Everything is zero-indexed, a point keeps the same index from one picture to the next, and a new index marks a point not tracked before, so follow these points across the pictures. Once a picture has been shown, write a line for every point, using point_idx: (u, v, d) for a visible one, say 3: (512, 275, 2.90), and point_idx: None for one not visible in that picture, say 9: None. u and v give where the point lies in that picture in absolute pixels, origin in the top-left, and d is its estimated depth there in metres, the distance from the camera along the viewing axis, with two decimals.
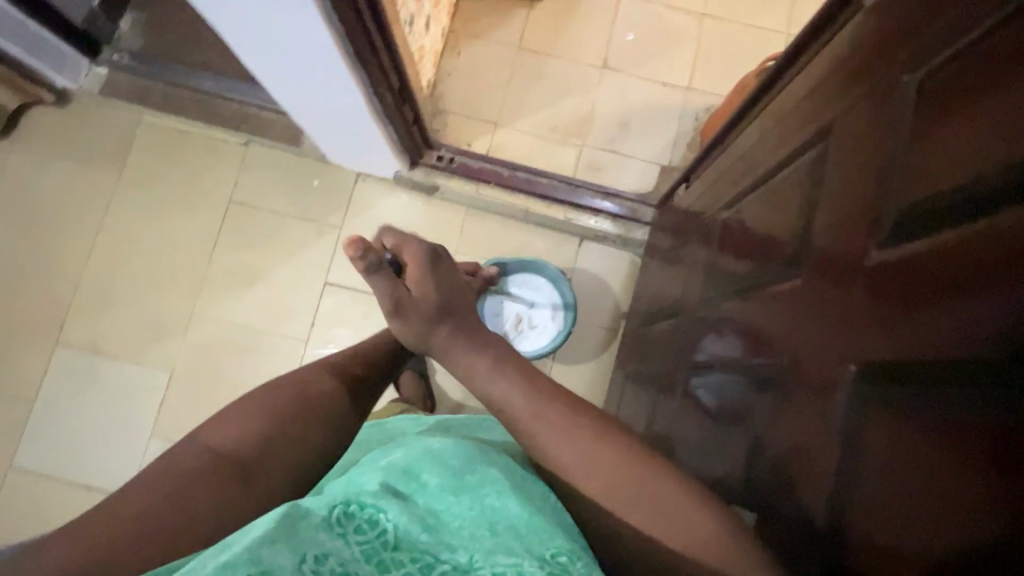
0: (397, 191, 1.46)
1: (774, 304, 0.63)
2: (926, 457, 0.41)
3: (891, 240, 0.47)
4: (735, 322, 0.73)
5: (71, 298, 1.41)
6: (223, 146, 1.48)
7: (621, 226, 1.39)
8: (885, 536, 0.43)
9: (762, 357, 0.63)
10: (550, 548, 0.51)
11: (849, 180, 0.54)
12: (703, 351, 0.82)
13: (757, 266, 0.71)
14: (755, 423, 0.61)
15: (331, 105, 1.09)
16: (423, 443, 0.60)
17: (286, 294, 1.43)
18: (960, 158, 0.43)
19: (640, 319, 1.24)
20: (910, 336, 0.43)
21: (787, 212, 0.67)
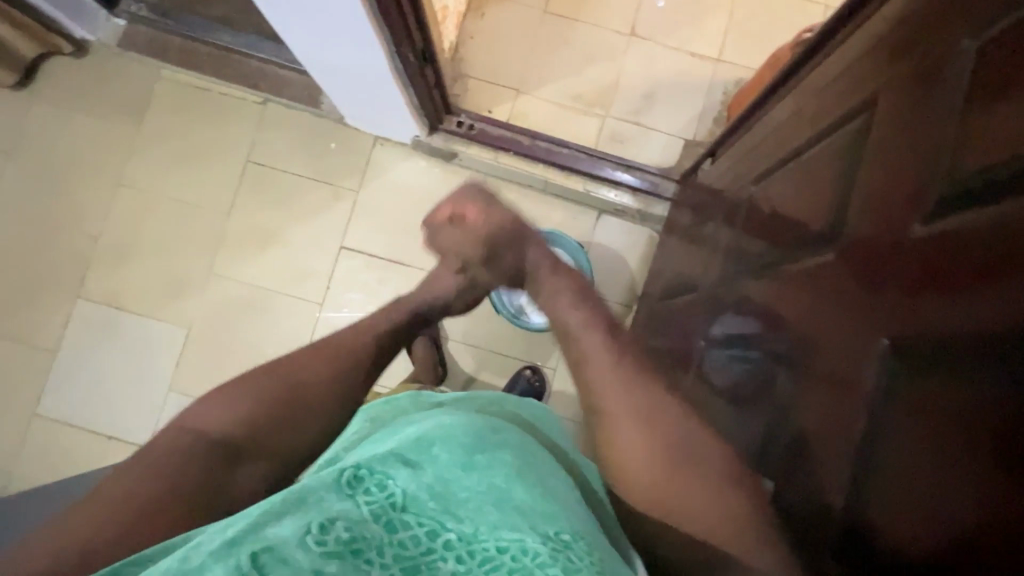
0: (415, 157, 1.45)
1: (801, 281, 0.62)
2: (957, 436, 0.39)
3: (936, 213, 0.45)
4: (757, 300, 0.72)
5: (92, 252, 1.43)
6: (241, 105, 1.47)
7: (641, 200, 1.37)
8: (909, 516, 0.42)
9: (784, 333, 0.63)
10: (556, 526, 0.45)
11: (895, 152, 0.52)
12: (720, 330, 0.81)
13: (783, 244, 0.70)
14: (777, 398, 0.61)
15: (351, 63, 1.07)
16: (437, 419, 0.58)
17: (302, 257, 1.43)
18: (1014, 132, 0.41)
19: (656, 295, 1.23)
20: (951, 311, 0.41)
21: (821, 189, 0.64)
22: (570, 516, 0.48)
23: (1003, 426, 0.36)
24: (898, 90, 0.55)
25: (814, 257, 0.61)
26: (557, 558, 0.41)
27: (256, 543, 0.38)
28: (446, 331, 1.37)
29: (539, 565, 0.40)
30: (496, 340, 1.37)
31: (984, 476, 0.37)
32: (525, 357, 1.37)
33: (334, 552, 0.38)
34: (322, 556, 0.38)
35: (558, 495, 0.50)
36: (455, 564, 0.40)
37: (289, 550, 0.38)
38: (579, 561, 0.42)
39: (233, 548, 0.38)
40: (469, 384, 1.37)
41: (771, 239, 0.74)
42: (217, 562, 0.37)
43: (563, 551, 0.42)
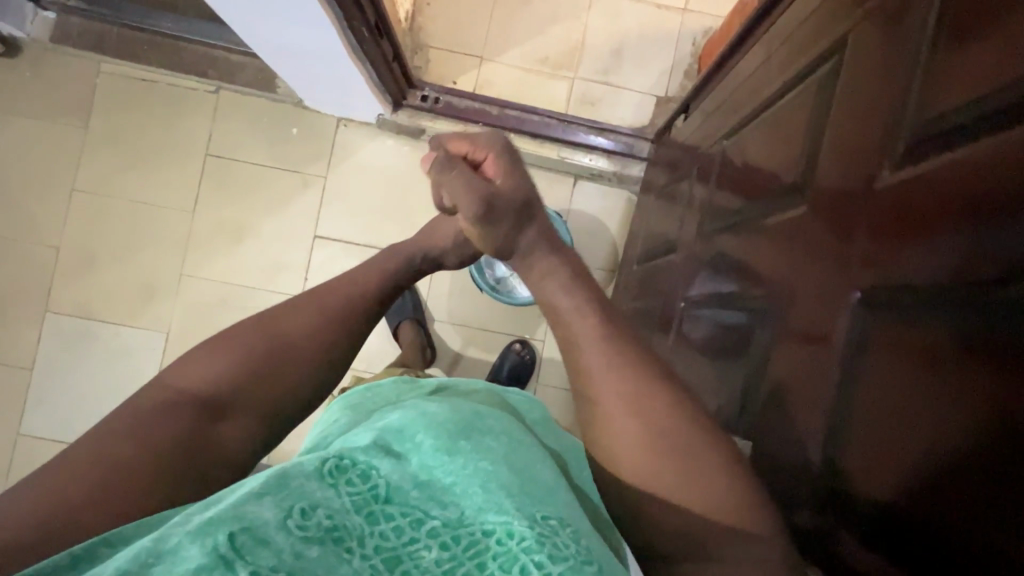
0: (381, 136, 1.40)
1: (774, 235, 0.61)
2: (925, 385, 0.39)
3: (903, 163, 0.44)
4: (733, 256, 0.71)
5: (54, 263, 1.38)
6: (192, 95, 1.40)
7: (617, 163, 1.34)
8: (880, 468, 0.42)
9: (756, 290, 0.63)
10: (543, 510, 0.43)
11: (864, 100, 0.51)
12: (697, 289, 0.81)
13: (756, 198, 0.69)
14: (754, 355, 0.61)
15: (303, 44, 1.01)
16: (421, 406, 0.56)
17: (275, 250, 1.39)
18: (986, 69, 0.39)
19: (636, 258, 1.23)
20: (922, 259, 0.41)
21: (793, 139, 0.63)
22: (559, 499, 0.46)
23: (976, 363, 0.36)
24: (865, 30, 0.53)
25: (786, 212, 0.60)
26: (543, 544, 0.40)
27: (234, 522, 0.37)
28: (431, 312, 1.36)
29: (524, 551, 0.39)
30: (482, 317, 1.36)
31: (950, 421, 0.37)
32: (512, 331, 1.36)
33: (315, 538, 0.38)
34: (303, 539, 0.38)
35: (545, 475, 0.49)
36: (439, 552, 0.40)
37: (269, 531, 0.37)
38: (564, 547, 0.40)
39: (211, 527, 0.36)
40: (458, 362, 1.36)
41: (745, 193, 0.73)
42: (193, 542, 0.36)
43: (551, 536, 0.41)
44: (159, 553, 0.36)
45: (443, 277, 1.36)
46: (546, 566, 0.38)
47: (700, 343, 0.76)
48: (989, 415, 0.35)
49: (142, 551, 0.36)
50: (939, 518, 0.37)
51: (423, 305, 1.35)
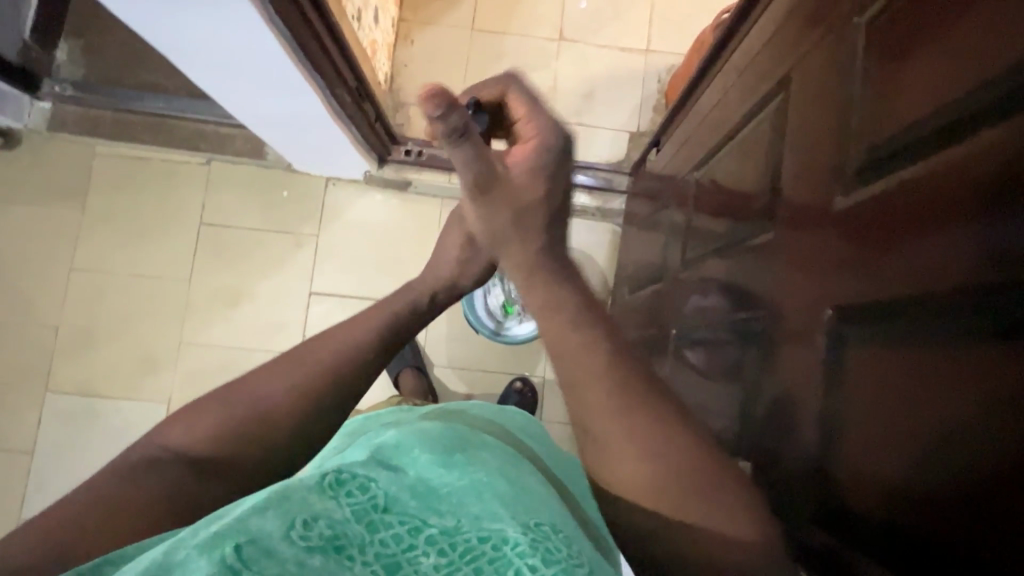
0: (369, 192, 1.44)
1: (751, 257, 0.64)
2: (918, 392, 0.39)
3: (852, 189, 0.48)
4: (717, 280, 0.74)
5: (54, 342, 1.39)
6: (184, 168, 1.45)
7: (598, 198, 1.39)
8: (879, 477, 0.42)
9: (742, 312, 0.65)
10: (535, 517, 0.46)
11: (810, 124, 0.56)
12: (689, 314, 0.83)
13: (731, 224, 0.72)
14: (745, 376, 0.62)
15: (287, 111, 1.06)
16: (416, 425, 0.59)
17: (272, 310, 1.41)
18: (912, 82, 0.43)
19: (626, 287, 1.25)
20: (902, 266, 0.41)
21: (758, 166, 0.66)
22: (551, 510, 0.49)
23: (952, 348, 0.37)
24: (811, 65, 0.57)
25: (759, 235, 0.63)
26: (537, 548, 0.42)
27: (240, 535, 0.37)
28: (431, 358, 1.37)
29: (519, 555, 0.41)
30: (480, 358, 1.38)
31: (949, 430, 0.37)
32: (512, 370, 1.37)
33: (317, 547, 0.38)
34: (306, 550, 0.38)
35: (536, 487, 0.52)
36: (437, 558, 0.41)
37: (273, 544, 0.38)
38: (558, 550, 0.42)
39: (220, 540, 0.37)
40: None
41: (722, 218, 0.76)
42: (200, 555, 0.36)
43: (543, 541, 0.43)
44: (168, 567, 0.36)
45: (440, 322, 1.38)
46: (540, 567, 0.39)
47: (698, 366, 0.78)
48: (971, 396, 0.35)
49: (151, 565, 0.36)
50: (944, 529, 0.36)
51: (422, 351, 1.36)
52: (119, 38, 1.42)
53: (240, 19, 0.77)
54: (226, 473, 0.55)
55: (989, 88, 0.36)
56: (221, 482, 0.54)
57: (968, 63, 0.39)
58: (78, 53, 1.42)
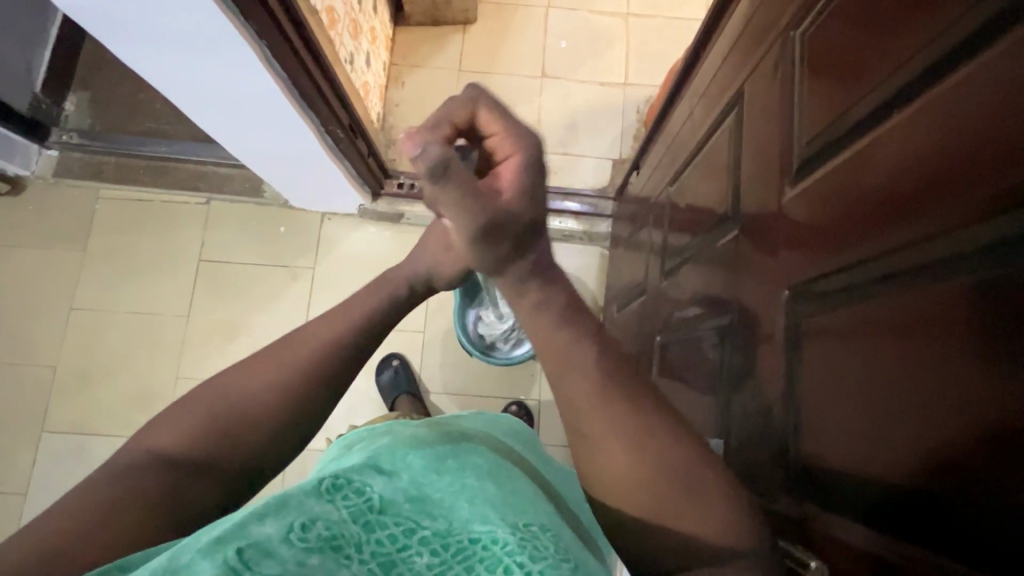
0: (364, 225, 1.49)
1: (720, 259, 0.68)
2: (910, 359, 0.38)
3: (808, 171, 0.51)
4: (692, 287, 0.77)
5: (52, 381, 1.40)
6: (185, 208, 1.50)
7: (585, 223, 1.44)
8: (879, 451, 0.41)
9: (716, 311, 0.68)
10: (524, 518, 0.48)
11: (766, 131, 0.60)
12: (671, 324, 0.85)
13: (702, 231, 0.76)
14: (723, 373, 0.65)
15: (283, 148, 1.11)
16: (411, 434, 0.60)
17: (267, 343, 1.43)
18: (851, 82, 0.47)
19: (615, 305, 1.28)
20: (884, 234, 0.41)
21: (721, 177, 0.71)
22: (538, 509, 0.50)
23: (944, 313, 0.36)
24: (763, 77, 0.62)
25: (726, 240, 0.67)
26: (525, 547, 0.43)
27: (240, 539, 0.38)
28: (425, 384, 1.38)
29: (508, 553, 0.42)
30: (476, 383, 1.39)
31: (945, 394, 0.36)
32: (506, 394, 1.38)
33: (315, 547, 0.39)
34: (305, 550, 0.39)
35: (526, 489, 0.54)
36: (430, 557, 0.42)
37: (273, 545, 0.38)
38: (546, 547, 0.44)
39: (219, 545, 0.38)
40: None
41: (693, 229, 0.80)
42: (203, 560, 0.37)
43: (531, 540, 0.44)
44: (173, 569, 0.37)
45: (434, 348, 1.40)
46: (528, 565, 0.41)
47: (682, 373, 0.79)
48: (967, 362, 0.34)
49: (156, 570, 0.37)
50: (949, 499, 0.35)
51: (416, 377, 1.38)
52: (125, 89, 1.51)
53: (240, 63, 0.83)
54: (218, 484, 0.56)
55: (931, 68, 0.39)
56: (214, 487, 0.55)
57: (905, 53, 0.41)
58: (86, 104, 1.49)
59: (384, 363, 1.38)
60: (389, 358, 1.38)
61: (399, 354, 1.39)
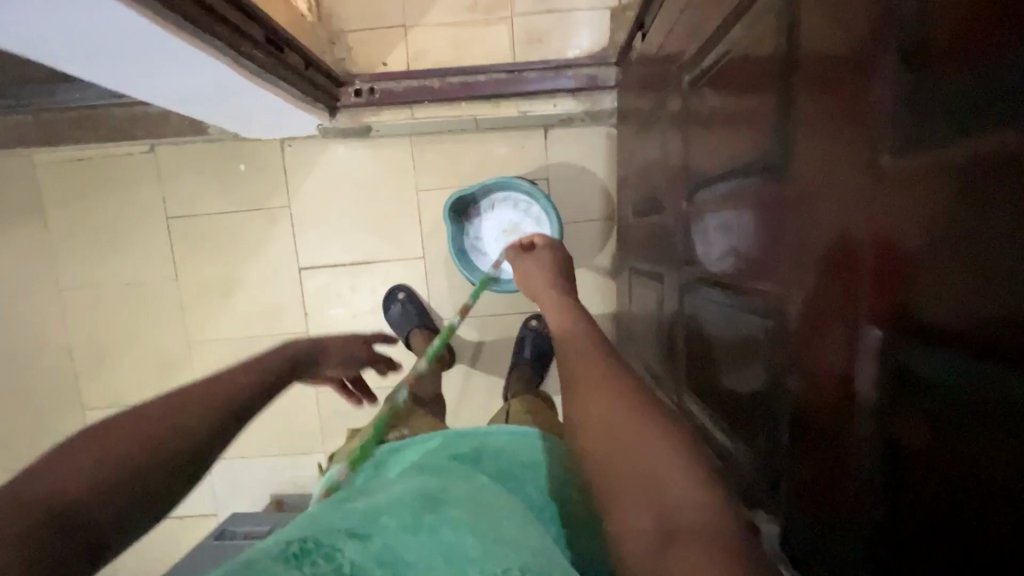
0: (331, 145, 1.29)
1: (764, 214, 0.51)
2: (1004, 468, 0.28)
3: (900, 145, 0.34)
4: (721, 220, 0.62)
5: (74, 364, 1.40)
6: (132, 161, 1.33)
7: (584, 100, 1.18)
8: (943, 552, 0.32)
9: (760, 280, 0.53)
10: (503, 566, 0.43)
11: (824, 51, 0.39)
12: (699, 253, 0.72)
13: (732, 144, 0.58)
14: (767, 363, 0.53)
15: (198, 86, 0.89)
16: (386, 489, 0.55)
17: (266, 294, 1.34)
18: (975, 32, 0.28)
19: (631, 200, 1.11)
20: (998, 293, 0.27)
21: (757, 94, 0.50)
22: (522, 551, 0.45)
23: None
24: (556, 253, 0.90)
25: (772, 194, 0.49)
26: None
27: None
28: (437, 312, 1.32)
29: None
30: (491, 303, 1.31)
31: None
32: (523, 309, 1.30)
33: None
34: None
35: (512, 533, 0.48)
36: None
37: None
38: None
39: None
40: (482, 353, 1.33)
41: (724, 131, 0.61)
42: None
43: None
44: None
45: (439, 273, 1.32)
46: None
47: (716, 319, 0.67)
48: None
49: None
50: None
51: (427, 307, 1.31)
52: None
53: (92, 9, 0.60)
54: None
55: None
56: None
57: None
58: None
59: (390, 298, 1.30)
60: (395, 291, 1.30)
61: (405, 286, 1.30)
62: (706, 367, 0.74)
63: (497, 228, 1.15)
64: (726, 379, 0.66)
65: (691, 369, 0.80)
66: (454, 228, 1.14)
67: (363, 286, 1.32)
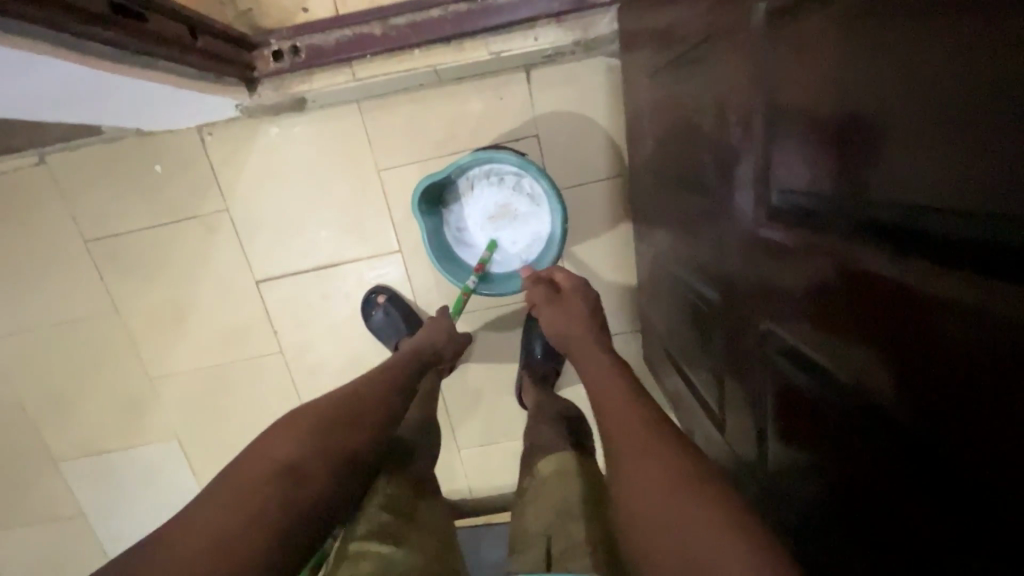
0: (262, 125, 1.04)
1: (889, 281, 0.36)
2: None
3: None
4: (807, 233, 0.45)
5: (23, 420, 1.21)
6: (21, 178, 1.08)
7: (574, 27, 0.90)
8: None
9: (874, 358, 0.39)
10: None
11: None
12: (763, 261, 0.51)
13: (841, 126, 0.39)
14: (877, 463, 0.41)
15: (51, 90, 0.64)
16: None
17: (224, 314, 1.14)
18: None
19: (644, 155, 0.88)
20: None
21: (894, 125, 0.34)
22: None
23: None
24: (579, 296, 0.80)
25: (916, 266, 0.34)
26: None
27: None
28: (426, 311, 1.13)
29: None
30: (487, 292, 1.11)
31: None
32: None
33: None
34: None
35: None
36: None
37: None
38: None
39: None
40: (485, 350, 1.15)
41: (812, 116, 0.42)
42: None
43: None
44: None
45: (420, 265, 1.11)
46: None
47: (790, 355, 0.50)
48: None
49: None
50: None
51: (413, 307, 1.11)
52: None
53: None
54: None
55: None
56: None
57: None
58: None
59: (369, 303, 1.09)
60: (374, 296, 1.10)
61: (384, 287, 1.10)
62: (758, 406, 0.58)
63: (485, 211, 0.95)
64: (796, 446, 0.52)
65: (738, 393, 0.63)
66: (430, 225, 0.92)
67: (335, 292, 1.12)
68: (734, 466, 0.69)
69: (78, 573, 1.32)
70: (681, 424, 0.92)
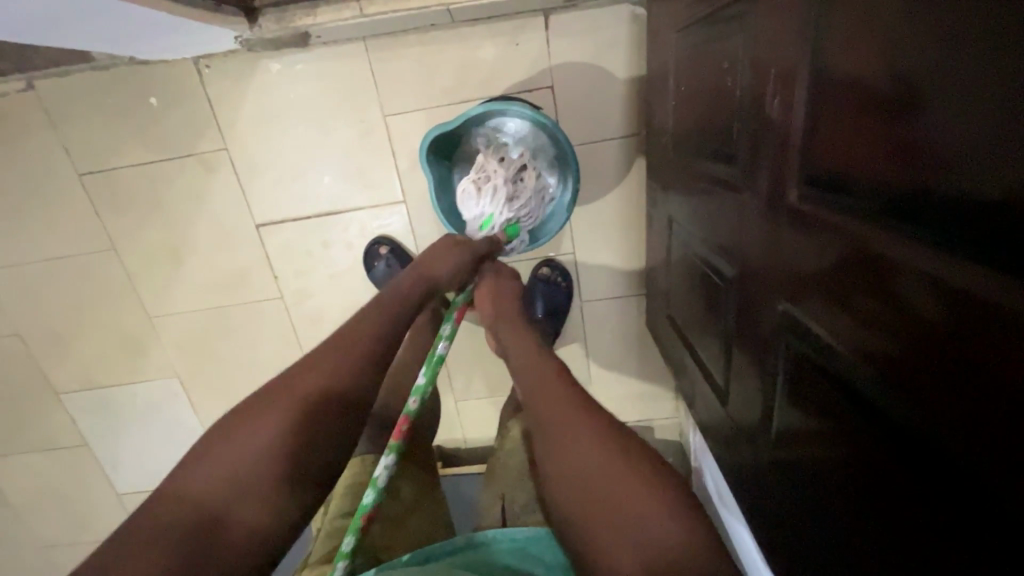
0: (262, 60, 0.99)
1: (893, 270, 0.37)
2: None
3: None
4: (821, 214, 0.44)
5: (22, 353, 1.22)
6: (8, 104, 1.03)
7: None
8: None
9: (867, 341, 0.40)
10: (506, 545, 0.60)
11: None
12: (781, 233, 0.50)
13: (875, 107, 0.37)
14: (857, 437, 0.43)
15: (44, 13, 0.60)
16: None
17: (223, 256, 1.12)
18: None
19: (663, 115, 0.85)
20: None
21: (927, 110, 0.33)
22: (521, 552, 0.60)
23: None
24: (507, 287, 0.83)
25: (920, 254, 0.34)
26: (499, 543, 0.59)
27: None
28: None
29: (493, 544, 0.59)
30: None
31: None
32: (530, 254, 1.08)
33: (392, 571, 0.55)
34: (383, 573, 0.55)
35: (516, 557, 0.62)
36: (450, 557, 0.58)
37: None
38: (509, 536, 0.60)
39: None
40: None
41: (850, 91, 0.40)
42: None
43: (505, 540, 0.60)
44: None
45: (424, 216, 1.08)
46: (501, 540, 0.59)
47: (796, 329, 0.50)
48: None
49: None
50: None
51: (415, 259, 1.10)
52: None
53: None
54: None
55: None
56: None
57: None
58: None
59: (371, 254, 1.08)
60: (376, 246, 1.08)
61: (386, 237, 1.08)
62: (761, 379, 0.59)
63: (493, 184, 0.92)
64: (791, 414, 0.53)
65: (742, 366, 0.64)
66: (436, 175, 0.90)
67: (337, 241, 1.10)
68: (730, 432, 0.71)
69: (84, 498, 1.36)
70: (679, 389, 0.93)
